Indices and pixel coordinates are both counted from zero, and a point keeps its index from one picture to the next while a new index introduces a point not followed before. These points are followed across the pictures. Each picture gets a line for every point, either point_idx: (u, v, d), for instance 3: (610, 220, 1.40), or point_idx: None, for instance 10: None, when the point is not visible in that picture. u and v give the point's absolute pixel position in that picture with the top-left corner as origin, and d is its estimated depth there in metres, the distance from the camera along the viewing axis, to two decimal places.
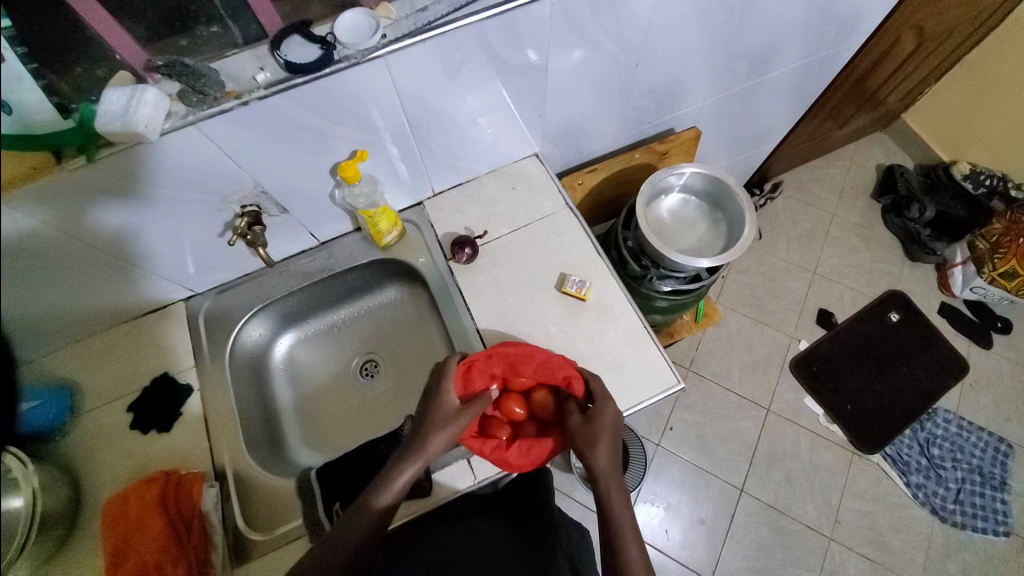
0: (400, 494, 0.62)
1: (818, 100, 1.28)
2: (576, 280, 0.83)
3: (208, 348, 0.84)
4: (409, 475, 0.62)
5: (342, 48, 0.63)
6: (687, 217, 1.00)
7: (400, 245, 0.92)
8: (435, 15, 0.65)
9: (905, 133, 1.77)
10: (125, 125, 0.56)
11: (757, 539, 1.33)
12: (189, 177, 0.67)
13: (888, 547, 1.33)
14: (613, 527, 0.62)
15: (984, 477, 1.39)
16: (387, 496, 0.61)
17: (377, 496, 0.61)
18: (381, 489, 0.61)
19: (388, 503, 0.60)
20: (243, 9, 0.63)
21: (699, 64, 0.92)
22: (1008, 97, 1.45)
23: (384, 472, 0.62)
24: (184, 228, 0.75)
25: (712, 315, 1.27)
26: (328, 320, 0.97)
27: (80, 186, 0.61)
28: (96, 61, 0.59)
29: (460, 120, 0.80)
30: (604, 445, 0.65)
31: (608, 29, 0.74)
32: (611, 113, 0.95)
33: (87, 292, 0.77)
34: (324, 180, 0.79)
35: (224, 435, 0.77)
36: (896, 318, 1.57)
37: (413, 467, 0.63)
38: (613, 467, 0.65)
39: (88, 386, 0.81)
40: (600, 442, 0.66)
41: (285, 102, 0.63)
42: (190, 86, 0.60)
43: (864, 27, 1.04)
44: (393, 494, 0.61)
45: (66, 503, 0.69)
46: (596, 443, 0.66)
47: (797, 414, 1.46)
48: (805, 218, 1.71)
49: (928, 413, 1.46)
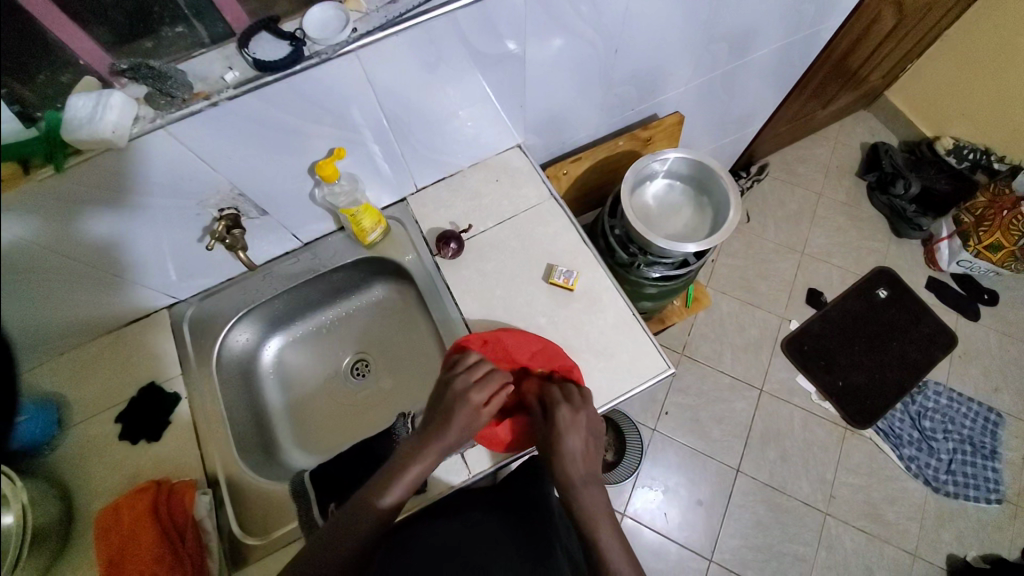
0: (405, 491, 0.63)
1: (801, 80, 1.28)
2: (563, 270, 0.83)
3: (195, 354, 0.83)
4: (414, 474, 0.64)
5: (311, 43, 0.62)
6: (672, 202, 1.00)
7: (385, 243, 0.91)
8: (406, 7, 0.64)
9: (889, 110, 1.77)
10: (92, 132, 0.55)
11: (754, 517, 1.35)
12: (164, 182, 0.66)
13: (883, 519, 1.35)
14: (591, 531, 0.63)
15: (975, 447, 1.41)
16: (391, 495, 0.62)
17: (381, 496, 0.62)
18: (387, 488, 0.63)
19: (391, 502, 0.62)
20: (208, 7, 0.61)
21: (680, 47, 0.91)
22: (989, 70, 1.45)
23: (392, 471, 0.64)
24: (162, 234, 0.74)
25: (703, 299, 1.28)
26: (317, 321, 0.96)
27: (50, 197, 0.59)
28: (59, 68, 0.58)
29: (440, 114, 0.79)
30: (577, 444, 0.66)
31: (585, 15, 0.73)
32: (592, 101, 0.94)
33: (67, 304, 0.75)
34: (303, 180, 0.78)
35: (215, 441, 0.77)
36: (885, 294, 1.58)
37: (419, 466, 0.64)
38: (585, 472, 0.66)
39: (74, 399, 0.80)
40: (572, 447, 0.65)
41: (256, 102, 0.61)
42: (157, 89, 0.58)
43: (844, 4, 1.03)
44: (399, 492, 0.63)
45: (58, 518, 0.68)
46: (569, 449, 0.65)
47: (790, 393, 1.47)
48: (792, 198, 1.72)
49: (918, 386, 1.48)
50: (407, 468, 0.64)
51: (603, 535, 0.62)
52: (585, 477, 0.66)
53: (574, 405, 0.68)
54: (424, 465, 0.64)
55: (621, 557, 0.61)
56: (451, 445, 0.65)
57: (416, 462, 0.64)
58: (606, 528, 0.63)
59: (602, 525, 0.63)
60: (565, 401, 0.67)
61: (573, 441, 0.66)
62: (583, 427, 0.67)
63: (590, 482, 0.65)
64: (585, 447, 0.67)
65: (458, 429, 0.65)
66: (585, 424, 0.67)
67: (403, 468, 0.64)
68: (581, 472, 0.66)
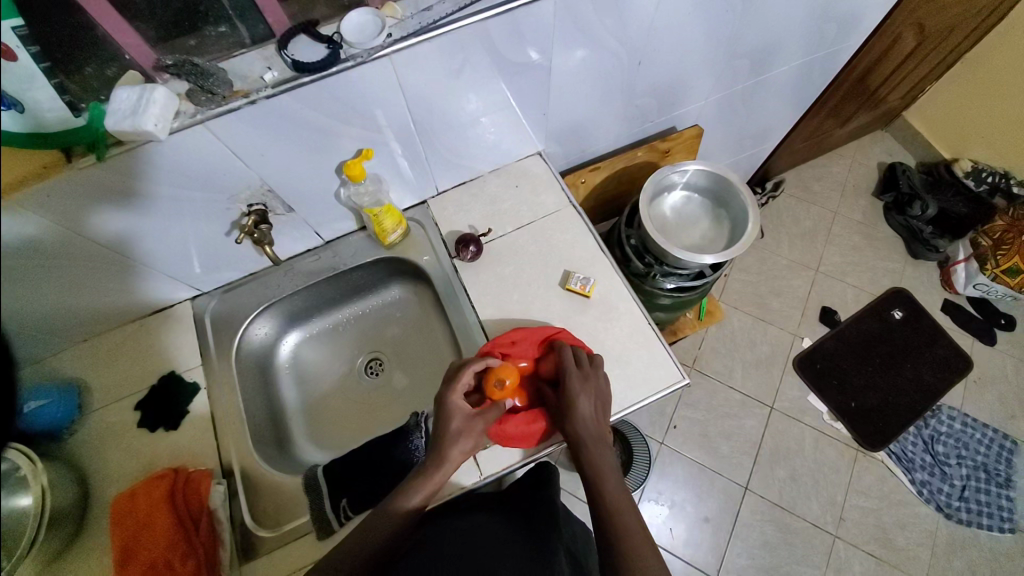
0: (426, 497, 0.65)
1: (819, 98, 1.29)
2: (580, 277, 0.84)
3: (215, 347, 0.85)
4: (430, 486, 0.64)
5: (347, 47, 0.64)
6: (690, 214, 1.00)
7: (405, 243, 0.92)
8: (440, 14, 0.66)
9: (906, 132, 1.78)
10: (134, 125, 0.56)
11: (761, 537, 1.33)
12: (198, 176, 0.68)
13: (892, 544, 1.32)
14: (600, 486, 0.63)
15: (989, 474, 1.39)
16: (411, 501, 0.64)
17: (403, 501, 0.63)
18: (409, 493, 0.64)
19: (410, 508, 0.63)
20: (251, 8, 0.63)
21: (701, 62, 0.92)
22: (1009, 95, 1.45)
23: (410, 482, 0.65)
24: (190, 226, 0.75)
25: (716, 313, 1.27)
26: (333, 318, 0.98)
27: (88, 184, 0.61)
28: (106, 61, 0.59)
29: (464, 119, 0.80)
30: (588, 403, 0.67)
31: (610, 28, 0.75)
32: (613, 112, 0.95)
33: (95, 290, 0.77)
34: (329, 179, 0.80)
35: (231, 432, 0.78)
36: (899, 315, 1.57)
37: (433, 479, 0.64)
38: (597, 434, 0.66)
39: (95, 385, 0.82)
40: (581, 402, 0.67)
41: (291, 101, 0.63)
42: (199, 86, 0.61)
43: (865, 24, 1.04)
44: (422, 497, 0.64)
45: (74, 501, 0.69)
46: (576, 405, 0.67)
47: (801, 412, 1.46)
48: (807, 216, 1.71)
49: (932, 410, 1.46)
50: (423, 479, 0.64)
51: (612, 493, 0.62)
52: (593, 433, 0.66)
53: (585, 372, 0.69)
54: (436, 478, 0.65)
55: (631, 515, 0.61)
56: (461, 456, 0.66)
57: (430, 476, 0.64)
58: (616, 485, 0.63)
59: (608, 479, 0.63)
60: (576, 368, 0.69)
61: (585, 401, 0.67)
62: (593, 391, 0.68)
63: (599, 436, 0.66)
64: (597, 408, 0.68)
65: (465, 442, 0.66)
66: (594, 390, 0.68)
67: (421, 477, 0.65)
68: (592, 429, 0.66)
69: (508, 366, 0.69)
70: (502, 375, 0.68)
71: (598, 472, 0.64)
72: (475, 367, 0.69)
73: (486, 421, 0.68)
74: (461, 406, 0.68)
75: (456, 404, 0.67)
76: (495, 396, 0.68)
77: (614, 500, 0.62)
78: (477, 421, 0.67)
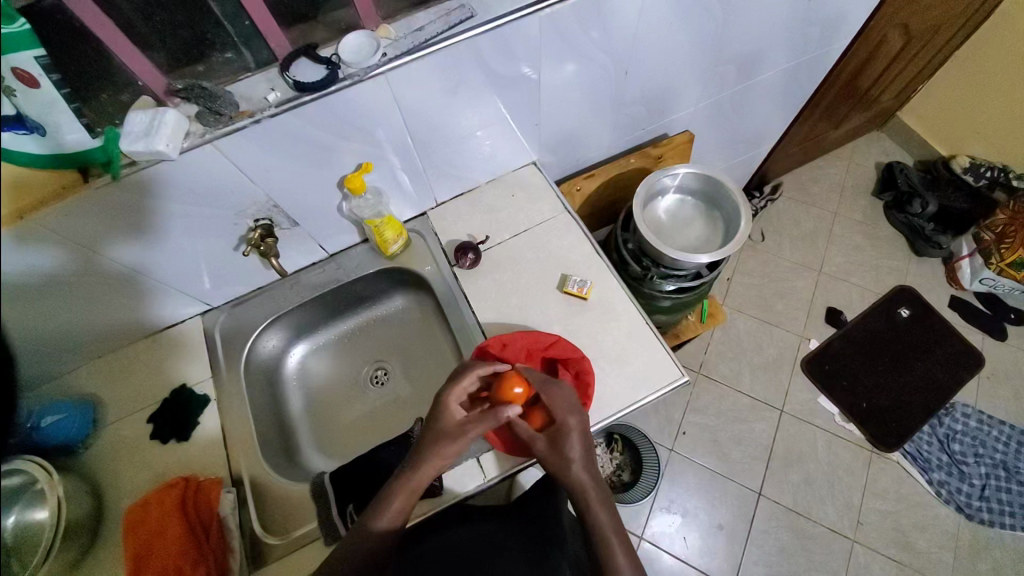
0: (395, 518, 0.64)
1: (810, 100, 1.31)
2: (577, 279, 0.85)
3: (225, 359, 0.87)
4: (403, 501, 0.65)
5: (345, 67, 0.68)
6: (684, 216, 1.02)
7: (407, 254, 0.95)
8: (432, 33, 0.69)
9: (903, 131, 1.78)
10: (147, 145, 0.60)
11: (778, 543, 1.30)
12: (206, 193, 0.71)
13: (913, 548, 1.29)
14: (603, 543, 0.62)
15: (1009, 472, 1.35)
16: (386, 518, 0.64)
17: (375, 520, 0.64)
18: (379, 512, 0.64)
19: (382, 526, 0.63)
20: (255, 35, 0.67)
21: (689, 69, 0.95)
22: (1003, 88, 1.46)
23: (381, 497, 0.65)
24: (199, 243, 0.79)
25: (718, 315, 1.27)
26: (339, 329, 1.00)
27: (104, 203, 0.65)
28: (120, 88, 0.63)
29: (461, 132, 0.84)
30: (604, 501, 0.65)
31: (597, 41, 0.78)
32: (605, 120, 0.98)
33: (108, 309, 0.81)
34: (332, 194, 0.83)
35: (241, 445, 0.80)
36: (906, 314, 1.56)
37: (407, 489, 0.65)
38: (615, 526, 0.63)
39: (108, 401, 0.84)
40: (597, 508, 0.64)
41: (293, 119, 0.67)
42: (207, 107, 0.65)
43: (847, 27, 1.07)
44: (392, 517, 0.64)
45: (89, 514, 0.71)
46: (592, 502, 0.65)
47: (811, 414, 1.44)
48: (807, 218, 1.72)
49: (945, 408, 1.44)
50: (393, 491, 0.65)
51: (616, 554, 0.61)
52: (611, 525, 0.63)
53: (588, 456, 0.67)
54: (408, 493, 0.65)
55: None
56: (445, 463, 0.66)
57: (403, 484, 0.66)
58: (617, 540, 0.62)
59: (617, 546, 0.61)
60: (581, 452, 0.67)
61: (571, 448, 0.66)
62: (581, 439, 0.67)
63: (598, 491, 0.66)
64: (586, 453, 0.67)
65: (439, 457, 0.65)
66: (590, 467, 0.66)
67: (390, 494, 0.65)
68: (607, 520, 0.64)
69: (514, 377, 0.69)
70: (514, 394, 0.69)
71: (608, 562, 0.60)
72: (507, 415, 0.66)
73: (473, 429, 0.66)
74: (454, 415, 0.68)
75: (457, 428, 0.67)
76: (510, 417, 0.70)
77: (611, 553, 0.61)
78: (467, 428, 0.67)
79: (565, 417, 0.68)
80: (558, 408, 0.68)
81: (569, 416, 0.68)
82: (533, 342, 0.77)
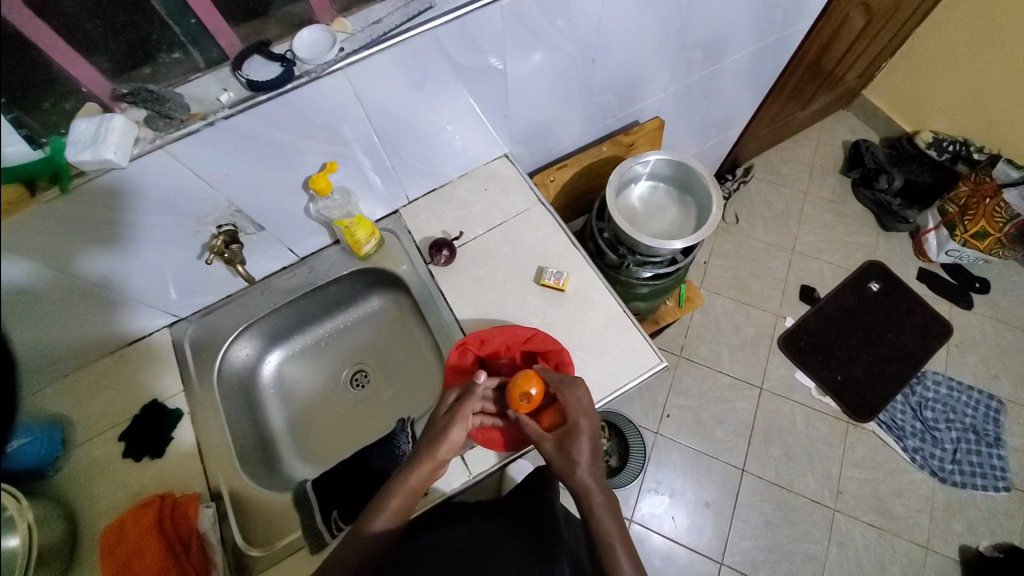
0: (393, 518, 0.64)
1: (777, 81, 1.32)
2: (553, 271, 0.85)
3: (197, 371, 0.85)
4: (399, 502, 0.65)
5: (301, 64, 0.66)
6: (657, 203, 1.02)
7: (380, 254, 0.93)
8: (390, 26, 0.68)
9: (868, 109, 1.82)
10: (96, 155, 0.58)
11: (762, 517, 1.34)
12: (166, 201, 0.69)
13: (891, 513, 1.34)
14: (607, 546, 0.62)
15: (978, 435, 1.41)
16: (381, 519, 0.64)
17: (369, 522, 0.64)
18: (374, 516, 0.64)
19: (378, 528, 0.63)
20: (203, 34, 0.65)
21: (656, 55, 0.95)
22: (962, 63, 1.50)
23: (378, 498, 0.66)
24: (163, 253, 0.76)
25: (695, 299, 1.29)
26: (316, 333, 0.98)
27: (58, 216, 0.62)
28: (62, 96, 0.60)
29: (428, 127, 0.82)
30: (609, 505, 0.65)
31: (562, 30, 0.77)
32: (574, 109, 0.98)
33: (72, 325, 0.78)
34: (298, 195, 0.81)
35: (218, 459, 0.78)
36: (877, 287, 1.60)
37: (404, 490, 0.66)
38: (620, 532, 0.64)
39: (77, 420, 0.81)
40: (600, 512, 0.65)
41: (249, 120, 0.64)
42: (156, 111, 0.62)
43: (809, 8, 1.08)
44: (388, 519, 0.64)
45: (63, 538, 0.69)
46: (597, 506, 0.65)
47: (789, 390, 1.48)
48: (779, 198, 1.75)
49: (916, 377, 1.49)
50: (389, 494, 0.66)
51: (619, 559, 0.61)
52: (615, 530, 0.64)
53: (595, 458, 0.68)
54: (406, 494, 0.66)
55: None
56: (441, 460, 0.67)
57: (399, 486, 0.66)
58: (620, 544, 0.62)
59: (620, 550, 0.61)
60: (591, 455, 0.68)
61: (580, 450, 0.67)
62: (590, 443, 0.68)
63: (603, 495, 0.66)
64: (593, 458, 0.68)
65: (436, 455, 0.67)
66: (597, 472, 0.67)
67: (387, 495, 0.66)
68: (612, 524, 0.64)
69: (530, 377, 0.71)
70: (525, 390, 0.70)
71: (609, 562, 0.61)
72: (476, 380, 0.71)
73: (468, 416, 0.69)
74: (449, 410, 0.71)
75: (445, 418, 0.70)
76: (519, 412, 0.71)
77: (613, 555, 0.61)
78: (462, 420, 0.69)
79: (576, 418, 0.69)
80: (572, 409, 0.69)
81: (580, 419, 0.69)
82: (514, 337, 0.77)
